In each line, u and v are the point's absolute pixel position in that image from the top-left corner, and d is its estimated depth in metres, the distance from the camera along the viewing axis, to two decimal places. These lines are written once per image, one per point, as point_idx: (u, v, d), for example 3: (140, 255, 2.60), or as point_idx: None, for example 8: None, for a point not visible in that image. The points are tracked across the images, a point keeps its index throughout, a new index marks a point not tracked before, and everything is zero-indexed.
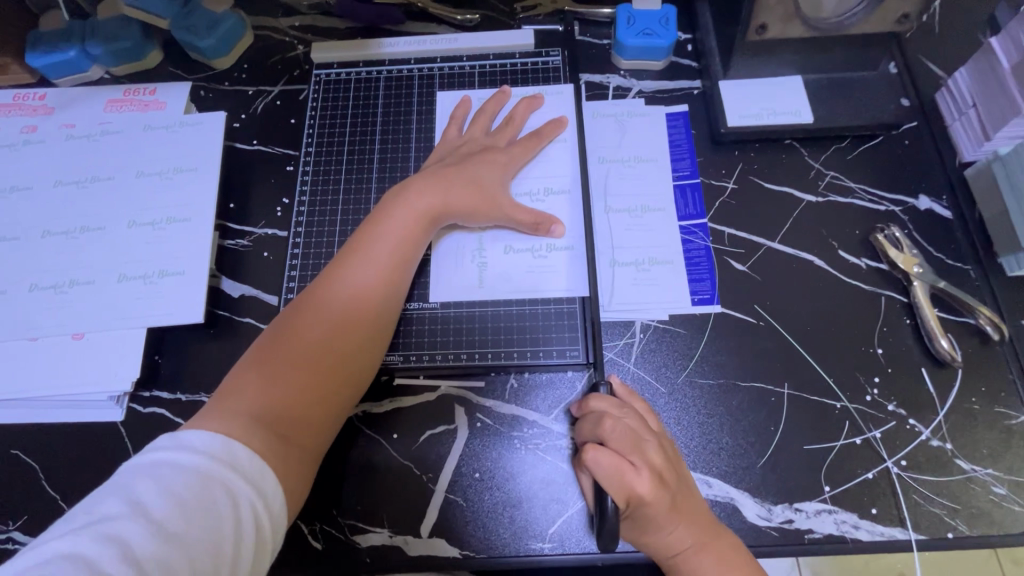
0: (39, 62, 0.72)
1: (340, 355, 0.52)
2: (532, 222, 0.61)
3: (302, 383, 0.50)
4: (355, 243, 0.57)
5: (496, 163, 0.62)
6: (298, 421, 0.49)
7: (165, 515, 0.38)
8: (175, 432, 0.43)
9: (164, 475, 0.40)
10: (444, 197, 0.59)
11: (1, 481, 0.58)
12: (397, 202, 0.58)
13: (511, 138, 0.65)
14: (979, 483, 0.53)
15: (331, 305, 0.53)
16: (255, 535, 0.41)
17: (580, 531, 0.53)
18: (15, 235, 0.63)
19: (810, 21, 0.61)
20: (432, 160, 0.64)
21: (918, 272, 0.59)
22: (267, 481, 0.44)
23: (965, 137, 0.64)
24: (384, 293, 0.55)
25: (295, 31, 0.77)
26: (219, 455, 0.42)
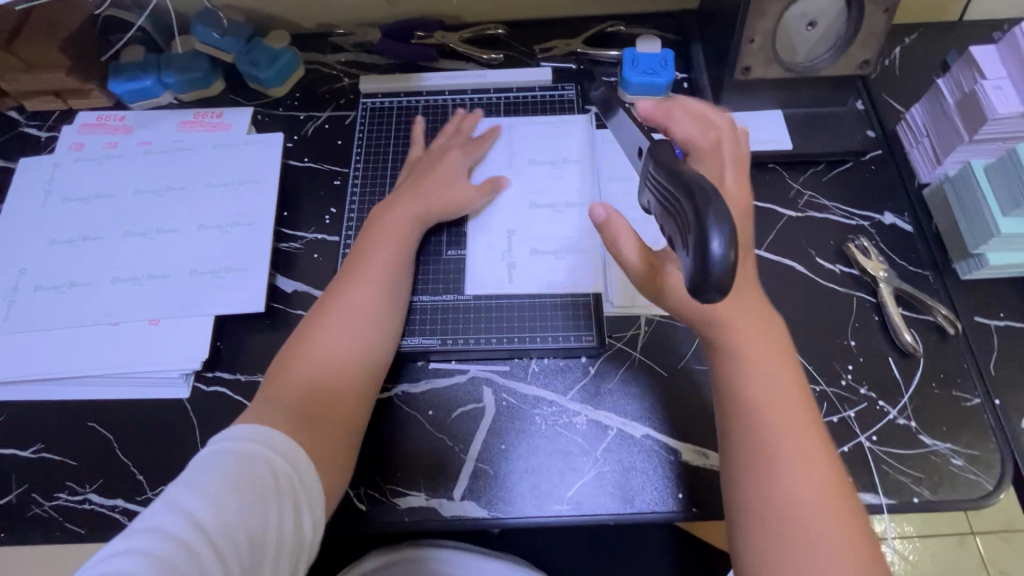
0: (122, 89, 0.83)
1: (358, 341, 0.60)
2: (519, 187, 0.74)
3: (329, 369, 0.58)
4: (358, 252, 0.66)
5: (456, 165, 0.74)
6: (330, 399, 0.57)
7: (227, 497, 0.45)
8: (230, 427, 0.51)
9: (221, 465, 0.47)
10: (424, 202, 0.70)
11: (80, 449, 0.65)
12: (381, 215, 0.68)
13: (460, 141, 0.77)
14: (940, 456, 0.61)
15: (347, 306, 0.61)
16: (302, 510, 0.49)
17: (593, 495, 0.61)
18: (99, 235, 0.73)
19: (786, 64, 0.72)
20: (402, 175, 0.74)
21: (884, 276, 0.69)
22: (300, 454, 0.51)
23: (922, 162, 0.74)
24: (383, 285, 0.64)
25: (342, 66, 0.88)
26: (259, 439, 0.50)
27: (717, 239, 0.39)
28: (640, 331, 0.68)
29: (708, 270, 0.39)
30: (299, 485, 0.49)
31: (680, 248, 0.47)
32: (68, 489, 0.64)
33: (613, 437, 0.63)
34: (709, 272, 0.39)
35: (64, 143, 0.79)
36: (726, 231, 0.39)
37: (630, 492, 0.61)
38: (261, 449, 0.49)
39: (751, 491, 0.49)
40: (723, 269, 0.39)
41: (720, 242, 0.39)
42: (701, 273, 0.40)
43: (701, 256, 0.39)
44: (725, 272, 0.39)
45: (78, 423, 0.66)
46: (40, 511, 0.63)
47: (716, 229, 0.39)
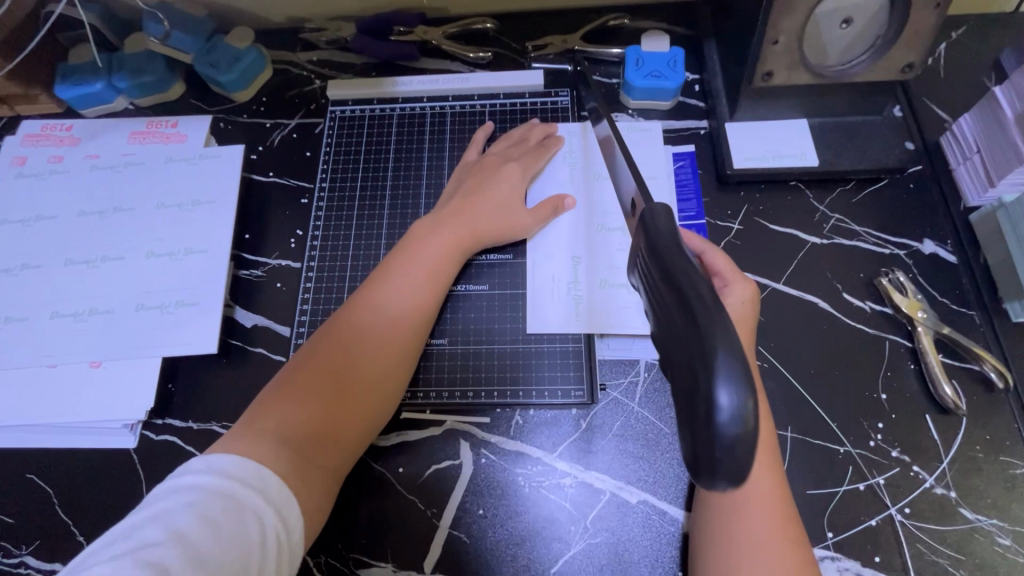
0: (68, 94, 0.74)
1: (371, 376, 0.53)
2: (552, 207, 0.64)
3: (330, 404, 0.50)
4: (387, 268, 0.58)
5: (518, 182, 0.65)
6: (322, 443, 0.49)
7: (200, 543, 0.38)
8: (208, 454, 0.44)
9: (198, 502, 0.40)
10: (480, 220, 0.62)
11: (16, 504, 0.59)
12: (437, 229, 0.61)
13: (525, 149, 0.68)
14: (983, 534, 0.53)
15: (370, 324, 0.55)
16: (281, 566, 0.41)
17: (582, 571, 0.54)
18: (39, 263, 0.65)
19: (815, 69, 0.62)
20: (456, 183, 0.66)
21: (922, 318, 0.59)
22: (291, 506, 0.44)
23: (969, 182, 0.65)
24: (413, 314, 0.56)
25: (313, 66, 0.79)
26: (248, 480, 0.43)
27: (726, 394, 0.28)
28: (639, 378, 0.60)
29: (715, 456, 0.29)
30: (283, 534, 0.42)
31: (674, 378, 0.33)
32: (2, 551, 0.58)
33: (605, 503, 0.56)
34: (713, 453, 0.29)
35: (4, 157, 0.71)
36: (738, 387, 0.27)
37: (623, 569, 0.54)
38: (244, 487, 0.42)
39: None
40: (738, 435, 0.28)
41: (730, 398, 0.27)
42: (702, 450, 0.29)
43: (699, 415, 0.29)
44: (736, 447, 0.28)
45: (14, 475, 0.60)
46: None
47: (723, 378, 0.28)
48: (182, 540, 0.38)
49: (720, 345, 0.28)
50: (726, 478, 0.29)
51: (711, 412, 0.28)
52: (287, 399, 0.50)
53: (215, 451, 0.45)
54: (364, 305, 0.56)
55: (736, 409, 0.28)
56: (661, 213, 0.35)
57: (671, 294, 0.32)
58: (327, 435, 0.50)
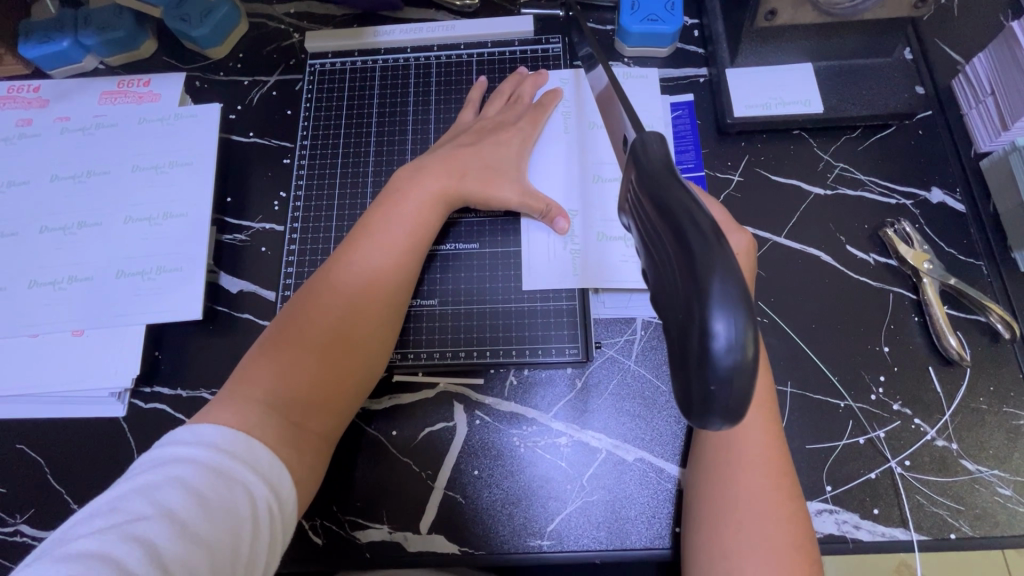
0: (32, 54, 0.70)
1: (354, 339, 0.51)
2: (542, 210, 0.60)
3: (313, 370, 0.49)
4: (366, 228, 0.56)
5: (510, 141, 0.62)
6: (308, 409, 0.48)
7: (189, 515, 0.37)
8: (193, 426, 0.42)
9: (186, 475, 0.38)
10: (461, 179, 0.58)
11: (7, 474, 0.58)
12: (415, 184, 0.58)
13: (521, 111, 0.64)
14: (984, 485, 0.52)
15: (349, 287, 0.52)
16: (272, 540, 0.40)
17: (578, 529, 0.53)
18: (14, 230, 0.63)
19: (822, 6, 0.58)
20: (445, 139, 0.63)
21: (929, 268, 0.57)
22: (280, 475, 0.43)
23: (982, 127, 0.62)
24: (395, 274, 0.54)
25: (290, 18, 0.75)
26: (236, 452, 0.41)
27: (722, 322, 0.26)
28: (635, 337, 0.59)
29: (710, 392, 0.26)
30: (275, 506, 0.41)
31: (662, 311, 0.30)
32: None
33: (602, 462, 0.55)
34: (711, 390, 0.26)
35: None
36: (737, 314, 0.26)
37: (620, 526, 0.53)
38: (234, 460, 0.40)
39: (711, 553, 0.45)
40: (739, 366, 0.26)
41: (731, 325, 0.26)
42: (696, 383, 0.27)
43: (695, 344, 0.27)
44: (736, 379, 0.26)
45: (3, 446, 0.59)
46: None
47: (722, 306, 0.26)
48: (170, 512, 0.37)
49: (716, 274, 0.26)
50: (719, 414, 0.27)
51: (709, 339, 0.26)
52: (268, 364, 0.48)
53: (197, 421, 0.43)
54: (342, 267, 0.54)
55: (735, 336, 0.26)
56: (654, 141, 0.33)
57: (662, 222, 0.29)
58: (312, 400, 0.48)
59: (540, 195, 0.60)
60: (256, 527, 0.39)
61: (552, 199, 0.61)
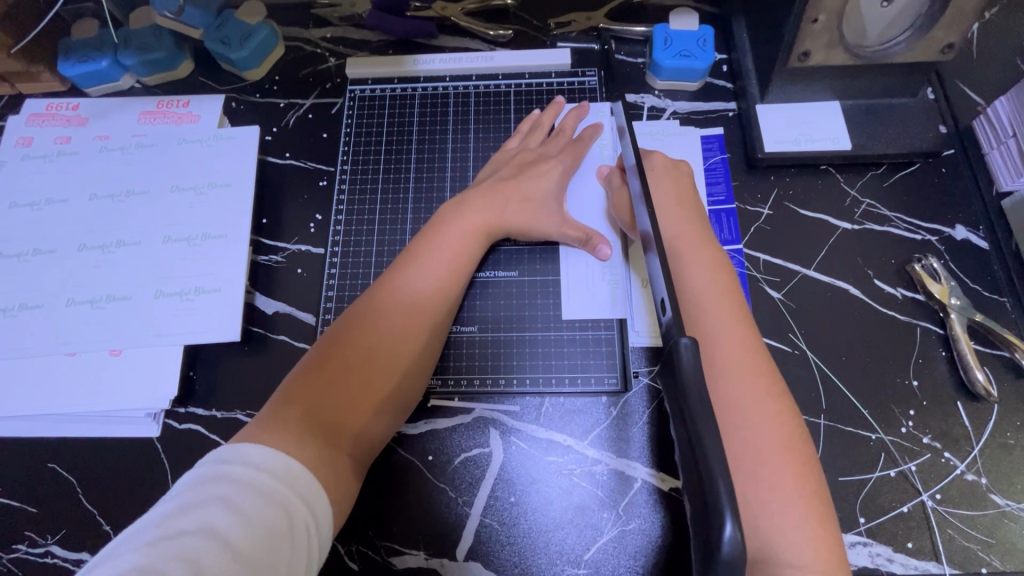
0: (72, 72, 0.71)
1: (395, 369, 0.52)
2: (582, 238, 0.61)
3: (352, 393, 0.49)
4: (410, 257, 0.56)
5: (550, 172, 0.62)
6: (346, 430, 0.48)
7: (234, 533, 0.37)
8: (235, 445, 0.42)
9: (229, 492, 0.39)
10: (502, 211, 0.59)
11: (38, 493, 0.58)
12: (458, 216, 0.58)
13: (561, 144, 0.65)
14: (1013, 519, 0.53)
15: (393, 314, 0.53)
16: (310, 565, 0.40)
17: (614, 558, 0.54)
18: (52, 248, 0.64)
19: (852, 49, 0.61)
20: (488, 171, 0.64)
21: (955, 304, 0.59)
22: (320, 499, 0.43)
23: (1003, 168, 0.63)
24: (436, 304, 0.55)
25: (326, 42, 0.76)
26: (280, 474, 0.41)
27: (729, 523, 0.28)
28: None
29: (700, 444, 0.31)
30: (312, 530, 0.41)
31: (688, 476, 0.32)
32: (27, 541, 0.57)
33: (638, 491, 0.55)
34: (717, 488, 0.29)
35: (9, 138, 0.69)
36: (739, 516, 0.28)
37: (655, 556, 0.54)
38: (274, 479, 0.40)
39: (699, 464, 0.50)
40: (735, 570, 0.28)
41: (728, 540, 0.28)
42: (697, 467, 0.30)
43: (704, 540, 0.29)
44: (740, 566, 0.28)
45: (34, 465, 0.59)
46: None
47: (726, 508, 0.28)
48: (216, 531, 0.37)
49: (720, 476, 0.29)
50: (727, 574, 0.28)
51: (712, 536, 0.29)
52: (311, 386, 0.48)
53: (241, 441, 0.43)
54: (386, 295, 0.54)
55: (738, 540, 0.28)
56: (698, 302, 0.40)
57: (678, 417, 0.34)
58: (352, 428, 0.49)
59: (579, 224, 0.62)
60: (295, 547, 0.39)
61: (591, 227, 0.62)
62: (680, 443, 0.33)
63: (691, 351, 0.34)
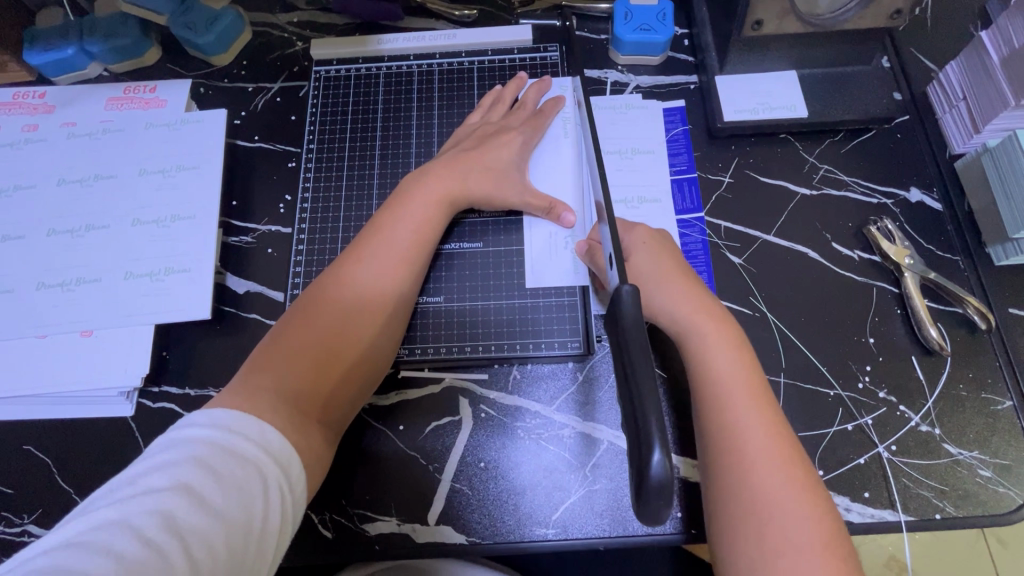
0: (38, 61, 0.71)
1: (363, 337, 0.53)
2: (546, 207, 0.62)
3: (321, 362, 0.50)
4: (374, 230, 0.57)
5: (512, 142, 0.63)
6: (315, 398, 0.49)
7: (206, 490, 0.38)
8: (208, 410, 0.43)
9: (202, 452, 0.39)
10: (464, 181, 0.60)
11: (14, 475, 0.59)
12: (422, 187, 0.59)
13: (523, 117, 0.66)
14: (966, 467, 0.55)
15: (360, 284, 0.54)
16: (284, 522, 0.41)
17: (583, 517, 0.55)
18: (21, 234, 0.64)
19: (805, 17, 0.62)
20: (451, 144, 0.65)
21: (909, 264, 0.61)
22: (292, 461, 0.43)
23: (955, 130, 0.65)
24: (403, 273, 0.56)
25: (293, 26, 0.77)
26: (252, 436, 0.42)
27: (658, 451, 0.31)
28: None
29: (635, 385, 0.34)
30: (285, 490, 0.42)
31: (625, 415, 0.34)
32: (3, 521, 0.57)
33: (604, 452, 0.57)
34: (648, 421, 0.32)
35: None
36: (667, 444, 0.31)
37: (622, 514, 0.55)
38: (247, 441, 0.41)
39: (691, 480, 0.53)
40: (663, 492, 0.31)
41: (656, 466, 0.31)
42: (632, 406, 0.33)
43: (636, 469, 0.32)
44: (666, 490, 0.31)
45: (9, 447, 0.60)
46: None
47: (655, 437, 0.31)
48: (189, 487, 0.38)
49: (651, 409, 0.32)
50: (656, 497, 0.31)
51: (643, 467, 0.31)
52: (280, 355, 0.49)
53: (212, 406, 0.44)
54: (353, 265, 0.55)
55: (665, 466, 0.31)
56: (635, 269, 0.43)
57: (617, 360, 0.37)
58: (323, 394, 0.50)
59: (543, 194, 0.63)
60: (267, 508, 0.40)
61: (554, 197, 0.64)
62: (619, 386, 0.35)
63: (632, 296, 0.37)
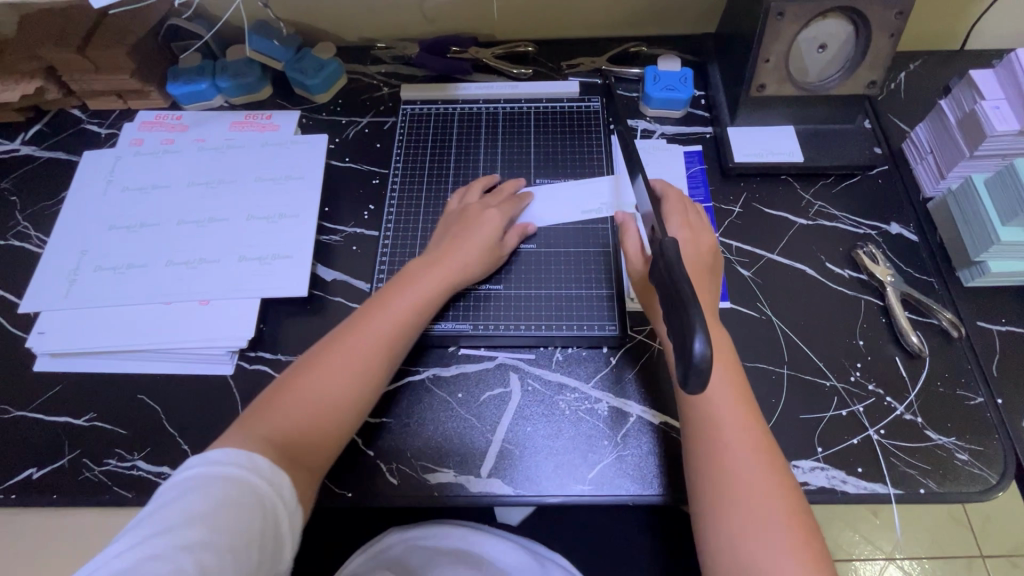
0: (178, 91, 0.88)
1: (362, 390, 0.61)
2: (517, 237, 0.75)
3: (321, 416, 0.58)
4: (379, 301, 0.66)
5: (493, 218, 0.73)
6: (308, 445, 0.57)
7: (208, 511, 0.46)
8: (215, 449, 0.51)
9: (202, 483, 0.48)
10: (453, 257, 0.70)
11: (130, 418, 0.69)
12: (423, 266, 0.69)
13: (505, 200, 0.77)
14: (945, 450, 0.64)
15: (366, 341, 0.62)
16: (281, 543, 0.49)
17: (614, 477, 0.64)
18: (157, 222, 0.78)
19: (799, 83, 0.78)
20: (443, 224, 0.75)
21: (891, 280, 0.73)
22: (285, 494, 0.51)
23: (926, 177, 0.79)
24: (399, 336, 0.64)
25: (381, 75, 0.95)
26: (248, 470, 0.50)
27: (699, 342, 0.45)
28: None
29: (682, 307, 0.48)
30: (279, 515, 0.50)
31: (675, 329, 0.49)
32: (117, 456, 0.67)
33: (633, 423, 0.67)
34: (693, 324, 0.46)
35: (124, 139, 0.86)
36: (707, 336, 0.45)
37: (649, 476, 0.64)
38: (243, 471, 0.50)
39: (669, 499, 0.63)
40: (703, 370, 0.44)
41: (699, 351, 0.44)
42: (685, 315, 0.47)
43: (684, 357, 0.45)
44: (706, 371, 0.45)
45: (128, 395, 0.70)
46: (91, 476, 0.66)
47: (699, 334, 0.45)
48: (196, 512, 0.46)
49: (696, 319, 0.46)
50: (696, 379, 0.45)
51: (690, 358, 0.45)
52: (291, 400, 0.58)
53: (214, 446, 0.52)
54: (365, 326, 0.63)
55: (705, 353, 0.45)
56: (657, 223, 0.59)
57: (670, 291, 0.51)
58: (313, 440, 0.57)
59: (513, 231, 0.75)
60: (266, 526, 0.48)
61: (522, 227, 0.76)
62: (675, 305, 0.50)
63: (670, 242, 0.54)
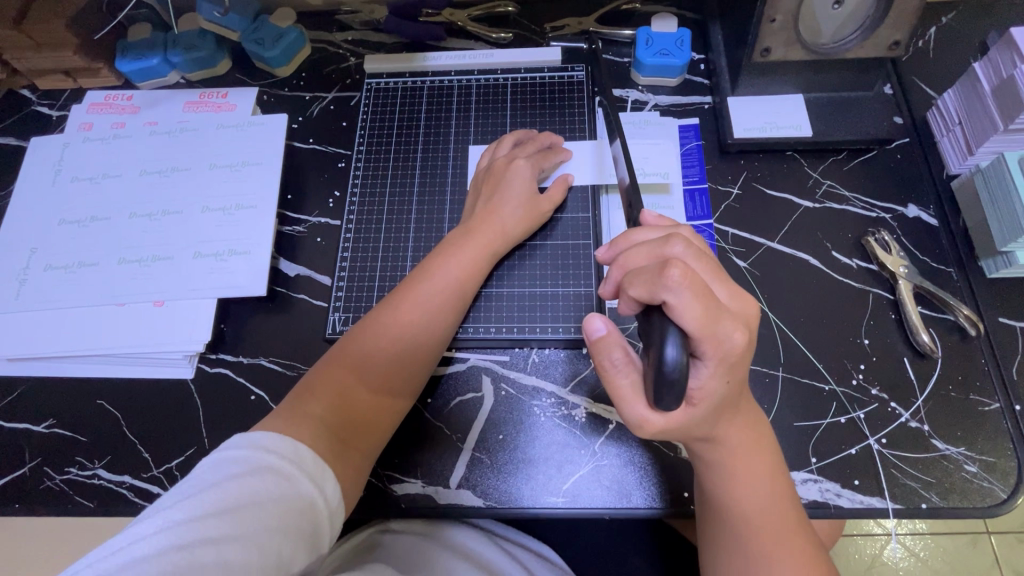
0: (127, 68, 0.81)
1: (405, 367, 0.59)
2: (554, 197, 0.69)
3: (365, 398, 0.56)
4: (423, 271, 0.63)
5: (522, 172, 0.68)
6: (356, 430, 0.55)
7: (243, 501, 0.42)
8: (250, 433, 0.48)
9: (238, 469, 0.45)
10: (492, 222, 0.66)
11: (90, 425, 0.67)
12: (467, 234, 0.65)
13: (532, 150, 0.71)
14: (953, 462, 0.59)
15: (409, 316, 0.60)
16: (313, 540, 0.45)
17: (591, 489, 0.60)
18: (109, 215, 0.73)
19: (810, 46, 0.68)
20: (473, 188, 0.71)
21: (904, 272, 0.65)
22: (326, 480, 0.49)
23: (953, 153, 0.70)
24: (443, 309, 0.62)
25: (347, 44, 0.86)
26: (288, 456, 0.47)
27: (670, 346, 0.41)
28: None
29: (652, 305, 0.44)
30: (316, 508, 0.47)
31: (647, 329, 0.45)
32: (77, 464, 0.65)
33: (613, 431, 0.62)
34: (664, 327, 0.42)
35: (73, 123, 0.80)
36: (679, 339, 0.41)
37: (628, 488, 0.60)
38: (282, 460, 0.47)
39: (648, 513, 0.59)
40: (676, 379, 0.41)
41: (671, 357, 0.41)
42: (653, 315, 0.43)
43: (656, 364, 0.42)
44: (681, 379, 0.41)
45: (87, 401, 0.68)
46: (51, 485, 0.65)
47: (670, 336, 0.41)
48: (229, 499, 0.42)
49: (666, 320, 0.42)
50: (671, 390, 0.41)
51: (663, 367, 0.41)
52: (334, 382, 0.56)
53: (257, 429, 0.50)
54: (407, 300, 0.61)
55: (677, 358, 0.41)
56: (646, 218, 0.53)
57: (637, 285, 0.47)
58: (362, 420, 0.55)
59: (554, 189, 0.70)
60: (299, 523, 0.44)
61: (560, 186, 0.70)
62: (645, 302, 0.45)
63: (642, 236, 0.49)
